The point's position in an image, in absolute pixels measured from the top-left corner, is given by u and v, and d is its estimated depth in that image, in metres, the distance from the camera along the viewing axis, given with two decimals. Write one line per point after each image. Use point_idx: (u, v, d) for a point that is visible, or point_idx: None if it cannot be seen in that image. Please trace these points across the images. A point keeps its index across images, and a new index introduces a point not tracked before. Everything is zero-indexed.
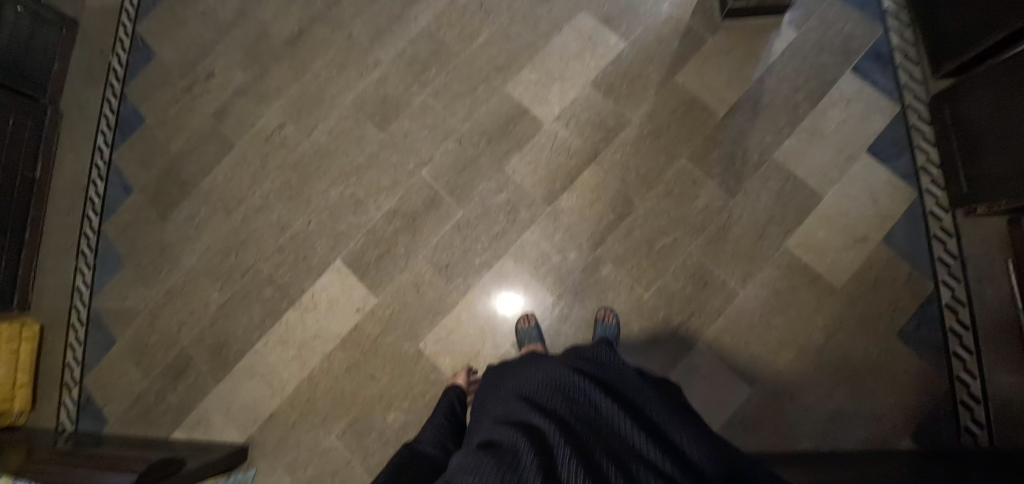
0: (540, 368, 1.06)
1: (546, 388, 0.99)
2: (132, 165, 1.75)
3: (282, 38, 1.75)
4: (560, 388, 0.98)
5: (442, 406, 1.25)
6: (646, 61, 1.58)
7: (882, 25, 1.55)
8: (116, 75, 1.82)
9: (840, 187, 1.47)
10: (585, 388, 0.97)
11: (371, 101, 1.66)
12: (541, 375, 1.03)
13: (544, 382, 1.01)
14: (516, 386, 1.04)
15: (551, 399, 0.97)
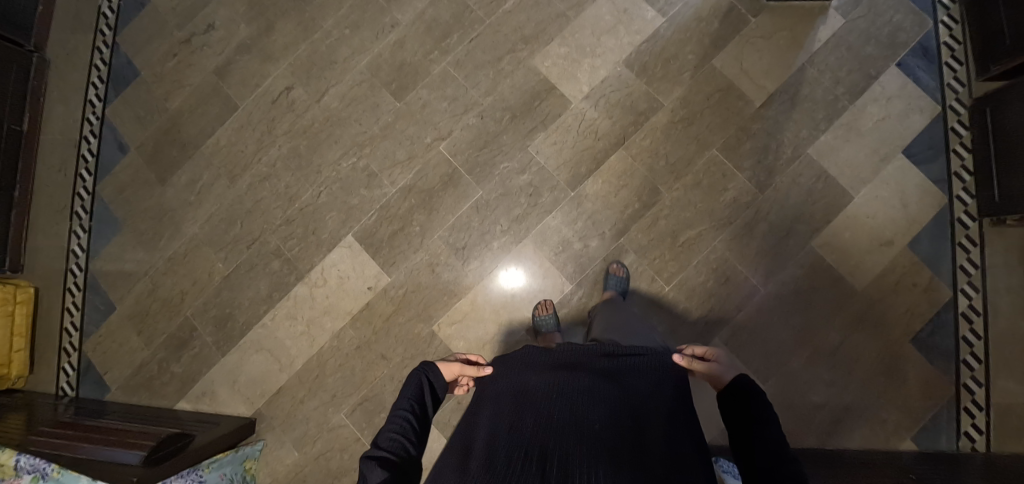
0: (535, 368, 0.99)
1: (539, 393, 0.93)
2: (128, 122, 1.66)
3: None
4: (554, 397, 0.91)
5: (407, 395, 0.98)
6: (683, 41, 1.49)
7: (932, 18, 1.49)
8: (106, 22, 1.72)
9: (870, 188, 1.44)
10: (582, 399, 0.90)
11: (387, 65, 1.55)
12: (536, 377, 0.96)
13: (539, 387, 0.94)
14: (507, 387, 0.96)
15: (544, 407, 0.90)
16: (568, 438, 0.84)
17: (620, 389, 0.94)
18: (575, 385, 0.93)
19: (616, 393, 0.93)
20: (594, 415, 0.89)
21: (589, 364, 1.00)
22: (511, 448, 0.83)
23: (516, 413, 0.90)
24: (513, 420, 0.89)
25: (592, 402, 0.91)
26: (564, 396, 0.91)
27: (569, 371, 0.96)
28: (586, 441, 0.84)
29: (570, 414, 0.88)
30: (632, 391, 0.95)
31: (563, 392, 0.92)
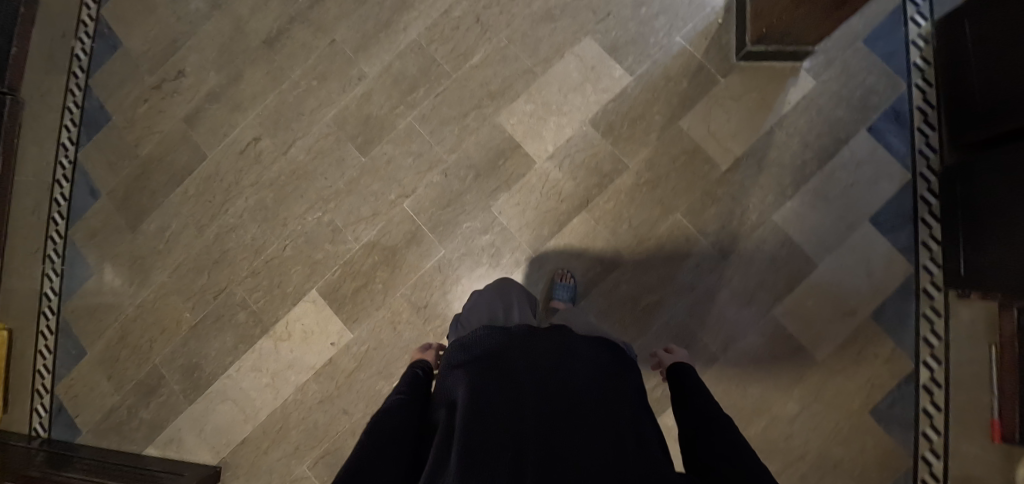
0: (505, 347, 1.00)
1: (516, 372, 0.94)
2: (99, 166, 1.67)
3: (260, 38, 1.62)
4: (529, 376, 0.94)
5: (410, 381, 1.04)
6: (651, 101, 1.47)
7: (906, 80, 1.46)
8: (80, 63, 1.73)
9: (835, 257, 1.42)
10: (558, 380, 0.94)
11: (353, 118, 1.55)
12: (510, 355, 0.98)
13: (520, 358, 0.97)
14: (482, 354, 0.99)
15: (527, 377, 0.93)
16: (547, 420, 0.88)
17: (588, 365, 0.99)
18: (548, 365, 0.97)
19: (585, 371, 0.97)
20: (570, 395, 0.92)
21: (558, 334, 1.03)
22: (500, 415, 0.87)
23: (494, 391, 0.91)
24: (495, 396, 0.90)
25: (566, 382, 0.94)
26: (538, 377, 0.94)
27: (539, 350, 0.99)
28: (565, 421, 0.88)
29: (548, 395, 0.91)
30: (598, 365, 1.00)
31: (537, 372, 0.95)
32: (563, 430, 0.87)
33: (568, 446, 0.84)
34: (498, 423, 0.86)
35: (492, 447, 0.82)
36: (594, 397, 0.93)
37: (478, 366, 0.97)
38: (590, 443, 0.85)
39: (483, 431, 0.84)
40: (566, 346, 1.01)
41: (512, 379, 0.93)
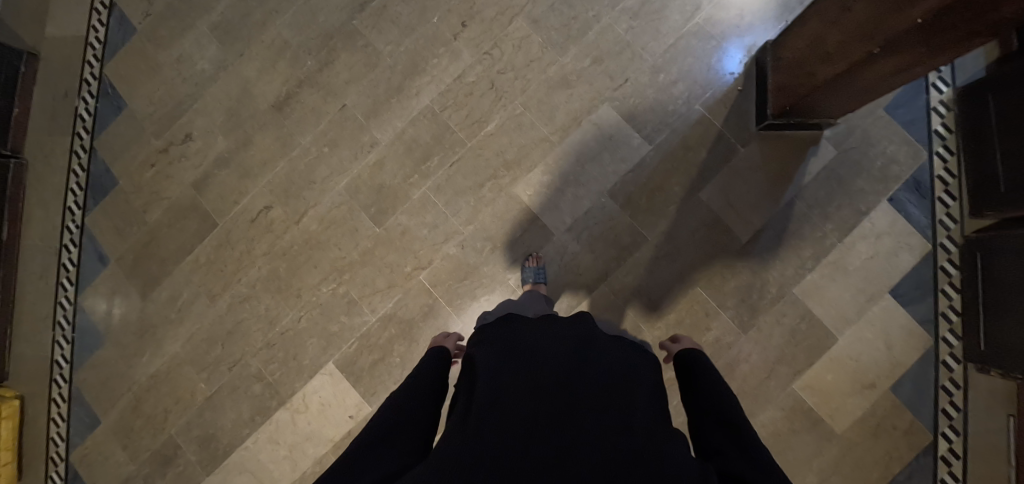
0: (528, 335, 1.03)
1: (537, 355, 0.96)
2: (107, 232, 1.64)
3: (268, 102, 1.59)
4: (547, 359, 0.95)
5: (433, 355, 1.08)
6: (670, 171, 1.45)
7: (927, 149, 1.45)
8: (83, 124, 1.69)
9: (855, 330, 1.42)
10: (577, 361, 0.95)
11: (366, 187, 1.52)
12: (532, 341, 1.01)
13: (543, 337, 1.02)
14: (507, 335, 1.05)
15: (545, 351, 0.98)
16: (563, 399, 0.89)
17: (609, 353, 1.00)
18: (568, 350, 0.98)
19: (605, 356, 0.99)
20: (589, 375, 0.93)
21: (581, 328, 1.06)
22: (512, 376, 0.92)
23: (512, 374, 0.93)
24: (513, 377, 0.92)
25: (586, 364, 0.96)
26: (557, 359, 0.96)
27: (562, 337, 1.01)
28: (580, 399, 0.89)
29: (566, 374, 0.93)
30: (618, 353, 1.02)
31: (557, 355, 0.96)
32: (576, 407, 0.88)
33: (582, 423, 0.85)
34: (512, 404, 0.87)
35: (505, 426, 0.84)
36: (614, 379, 0.94)
37: (500, 351, 1.00)
38: (603, 421, 0.86)
39: (495, 411, 0.87)
40: (589, 337, 1.03)
41: (532, 357, 0.96)
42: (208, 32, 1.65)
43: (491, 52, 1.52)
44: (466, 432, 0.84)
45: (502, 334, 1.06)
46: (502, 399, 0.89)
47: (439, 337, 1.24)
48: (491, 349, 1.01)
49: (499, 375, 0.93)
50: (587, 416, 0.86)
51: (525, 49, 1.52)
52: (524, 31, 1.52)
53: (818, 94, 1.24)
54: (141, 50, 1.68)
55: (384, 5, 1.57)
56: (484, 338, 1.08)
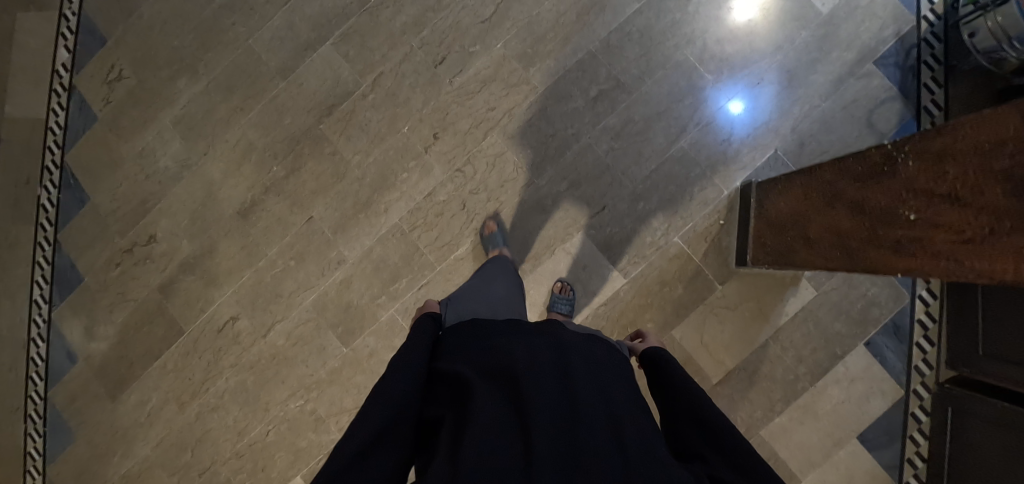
0: (513, 338, 0.98)
1: (521, 364, 0.90)
2: (75, 330, 1.62)
3: (233, 207, 1.54)
4: (531, 368, 0.90)
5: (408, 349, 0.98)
6: (644, 306, 1.41)
7: (910, 292, 1.41)
8: (47, 214, 1.65)
9: (820, 472, 1.40)
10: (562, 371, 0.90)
11: (333, 305, 1.49)
12: (512, 346, 0.94)
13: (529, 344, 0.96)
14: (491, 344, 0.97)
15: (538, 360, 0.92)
16: (555, 417, 0.84)
17: (591, 361, 0.96)
18: (552, 358, 0.93)
19: (587, 368, 0.94)
20: (575, 388, 0.88)
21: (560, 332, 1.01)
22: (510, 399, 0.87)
23: (496, 392, 0.88)
24: (505, 396, 0.87)
25: (570, 374, 0.91)
26: (541, 369, 0.90)
27: (544, 343, 0.95)
28: (569, 415, 0.85)
29: (555, 391, 0.87)
30: (599, 360, 0.98)
31: (539, 364, 0.91)
32: (567, 424, 0.84)
33: (573, 440, 0.81)
34: (499, 425, 0.83)
35: (493, 449, 0.79)
36: (600, 391, 0.90)
37: (482, 362, 0.94)
38: (597, 439, 0.83)
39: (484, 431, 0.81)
40: (567, 343, 0.98)
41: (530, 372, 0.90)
42: (170, 126, 1.58)
43: (463, 169, 1.45)
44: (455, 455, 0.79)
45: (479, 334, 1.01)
46: (491, 417, 0.84)
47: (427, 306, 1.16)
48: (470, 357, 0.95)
49: (483, 391, 0.88)
50: (580, 433, 0.82)
51: (499, 168, 1.44)
52: (499, 148, 1.44)
53: (797, 263, 1.13)
54: (102, 140, 1.62)
55: (353, 110, 1.50)
56: (458, 339, 1.01)
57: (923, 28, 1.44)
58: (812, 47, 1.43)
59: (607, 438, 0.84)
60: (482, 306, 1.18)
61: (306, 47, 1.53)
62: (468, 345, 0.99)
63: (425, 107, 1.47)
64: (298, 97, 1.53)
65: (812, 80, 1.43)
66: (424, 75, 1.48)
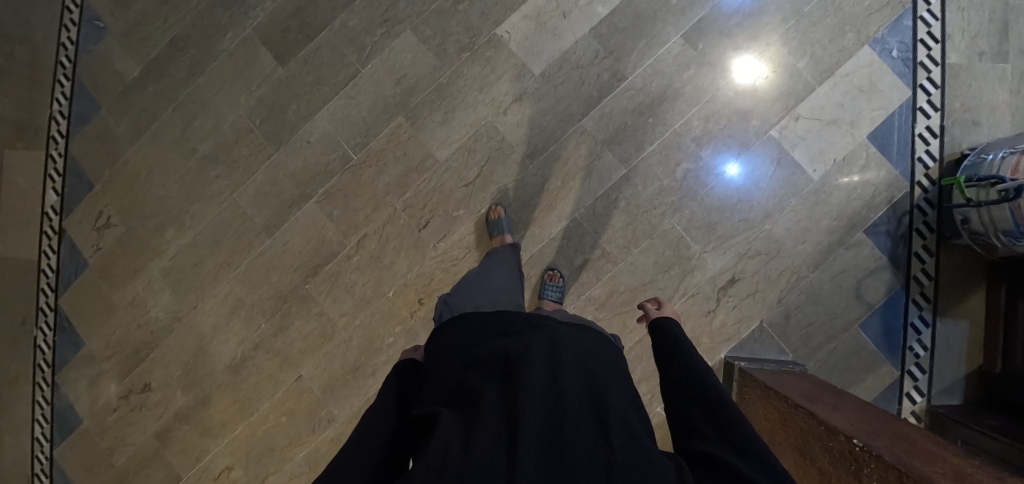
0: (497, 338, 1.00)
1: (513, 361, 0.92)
2: (76, 469, 1.63)
3: (224, 362, 1.55)
4: (522, 361, 0.91)
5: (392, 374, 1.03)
6: None
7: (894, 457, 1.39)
8: (43, 356, 1.67)
9: None
10: (553, 365, 0.91)
11: (325, 460, 1.51)
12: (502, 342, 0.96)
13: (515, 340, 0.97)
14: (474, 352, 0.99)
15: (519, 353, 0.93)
16: (544, 412, 0.85)
17: (585, 357, 0.96)
18: (544, 352, 0.94)
19: (580, 364, 0.95)
20: (566, 383, 0.89)
21: (547, 324, 1.02)
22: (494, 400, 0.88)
23: (487, 386, 0.91)
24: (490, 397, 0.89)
25: (562, 366, 0.92)
26: (530, 361, 0.91)
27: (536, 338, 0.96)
28: (559, 406, 0.86)
29: (545, 389, 0.88)
30: (594, 356, 0.98)
31: (529, 356, 0.92)
32: (554, 413, 0.85)
33: (561, 428, 0.83)
34: (489, 415, 0.85)
35: (482, 437, 0.81)
36: (589, 382, 0.92)
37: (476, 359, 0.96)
38: (583, 426, 0.84)
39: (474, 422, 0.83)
40: (560, 335, 0.98)
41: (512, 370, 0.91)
42: (160, 277, 1.59)
43: None
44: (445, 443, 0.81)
45: (473, 335, 1.03)
46: (482, 409, 0.86)
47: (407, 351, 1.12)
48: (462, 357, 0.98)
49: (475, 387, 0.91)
50: (567, 423, 0.83)
51: None
52: None
53: None
54: (95, 286, 1.64)
55: (338, 271, 1.50)
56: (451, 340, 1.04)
57: (918, 194, 1.41)
58: (803, 215, 1.41)
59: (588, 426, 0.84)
60: (482, 303, 1.19)
61: (290, 204, 1.52)
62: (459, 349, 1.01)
63: (410, 270, 1.47)
64: (283, 254, 1.52)
65: (800, 249, 1.41)
66: (408, 238, 1.47)
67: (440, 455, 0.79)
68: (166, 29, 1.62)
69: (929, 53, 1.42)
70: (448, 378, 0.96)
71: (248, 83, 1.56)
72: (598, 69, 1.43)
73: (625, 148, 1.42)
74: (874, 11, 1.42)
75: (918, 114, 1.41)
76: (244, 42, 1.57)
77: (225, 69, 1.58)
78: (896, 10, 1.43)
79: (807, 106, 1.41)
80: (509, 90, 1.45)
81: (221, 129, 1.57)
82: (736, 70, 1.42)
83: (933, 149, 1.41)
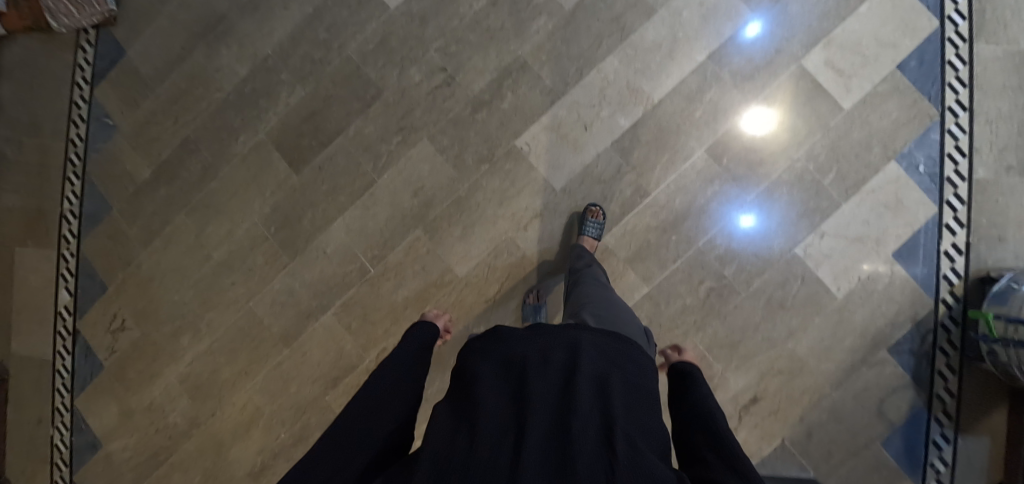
0: (513, 335, 0.95)
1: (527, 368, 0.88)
2: None
3: (244, 469, 1.54)
4: (536, 371, 0.87)
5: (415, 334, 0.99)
6: None
7: None
8: (60, 454, 1.63)
9: None
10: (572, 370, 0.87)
11: None
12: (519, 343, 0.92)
13: (531, 341, 0.93)
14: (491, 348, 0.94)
15: (533, 357, 0.90)
16: (551, 420, 0.81)
17: (609, 366, 0.92)
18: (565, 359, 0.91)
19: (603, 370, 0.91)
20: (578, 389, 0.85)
21: (570, 326, 0.97)
22: (500, 405, 0.84)
23: (499, 386, 0.88)
24: (497, 399, 0.85)
25: (576, 372, 0.87)
26: (548, 371, 0.88)
27: (554, 341, 0.92)
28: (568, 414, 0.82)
29: (556, 395, 0.85)
30: (620, 363, 0.93)
31: (544, 361, 0.89)
32: (564, 423, 0.81)
33: (574, 434, 0.79)
34: (500, 417, 0.82)
35: (488, 441, 0.79)
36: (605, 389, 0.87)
37: (495, 357, 0.93)
38: (591, 436, 0.79)
39: (482, 425, 0.80)
40: (581, 340, 0.94)
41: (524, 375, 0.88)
42: (177, 382, 1.58)
43: None
44: (451, 445, 0.79)
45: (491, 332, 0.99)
46: (488, 415, 0.82)
47: (431, 315, 1.23)
48: (480, 349, 0.95)
49: (487, 386, 0.88)
50: (580, 429, 0.79)
51: None
52: None
53: None
54: (111, 387, 1.62)
55: (358, 384, 1.49)
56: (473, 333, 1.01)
57: (942, 312, 1.40)
58: (826, 333, 1.40)
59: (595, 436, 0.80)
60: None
61: (308, 314, 1.51)
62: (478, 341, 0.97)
63: (430, 385, 1.46)
64: (301, 365, 1.52)
65: (823, 368, 1.40)
66: None
67: (443, 460, 0.77)
68: (177, 129, 1.59)
69: (956, 167, 1.40)
70: (464, 368, 0.94)
71: (263, 188, 1.54)
72: (620, 184, 1.41)
73: (648, 265, 1.40)
74: (901, 124, 1.40)
75: (945, 230, 1.40)
76: (257, 146, 1.55)
77: (238, 173, 1.55)
78: (924, 123, 1.40)
79: (831, 223, 1.39)
80: (530, 205, 1.43)
81: (235, 236, 1.55)
82: (744, 119, 1.40)
83: (958, 266, 1.40)
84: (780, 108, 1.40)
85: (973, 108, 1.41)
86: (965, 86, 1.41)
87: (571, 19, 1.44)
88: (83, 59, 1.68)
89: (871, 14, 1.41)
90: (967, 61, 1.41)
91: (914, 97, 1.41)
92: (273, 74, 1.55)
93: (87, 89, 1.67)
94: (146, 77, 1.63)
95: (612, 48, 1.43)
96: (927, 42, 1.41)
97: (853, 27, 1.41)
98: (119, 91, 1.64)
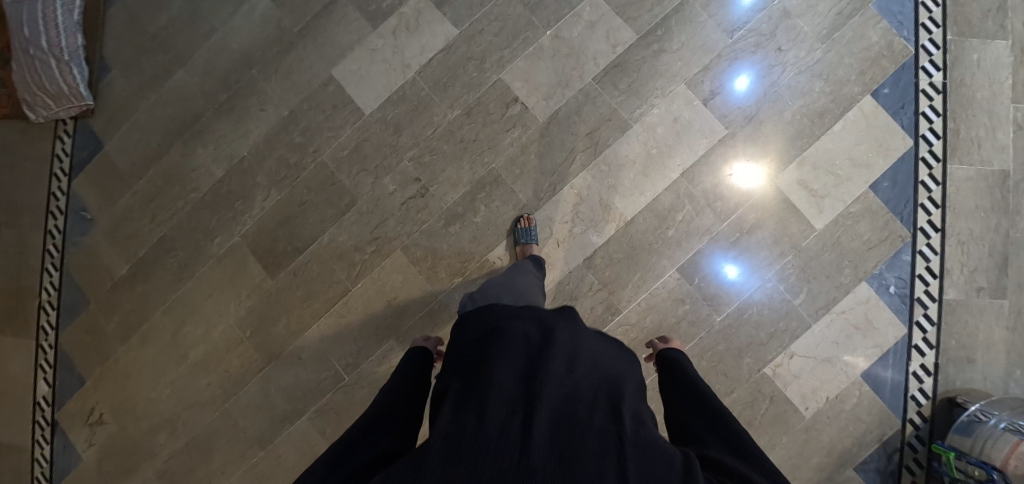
0: (517, 320, 1.00)
1: (532, 353, 0.93)
2: None
3: None
4: (542, 355, 0.92)
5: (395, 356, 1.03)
6: None
7: None
8: None
9: None
10: (571, 360, 0.92)
11: None
12: (523, 330, 0.98)
13: (534, 330, 0.98)
14: (494, 330, 0.99)
15: (536, 345, 0.95)
16: (558, 397, 0.86)
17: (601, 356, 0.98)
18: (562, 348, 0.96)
19: (597, 361, 0.96)
20: (580, 378, 0.91)
21: (569, 319, 1.04)
22: (507, 384, 0.88)
23: (503, 365, 0.92)
24: (504, 378, 0.89)
25: (578, 361, 0.93)
26: (552, 354, 0.93)
27: (557, 330, 0.98)
28: (573, 397, 0.87)
29: (561, 376, 0.90)
30: (610, 358, 1.00)
31: (548, 347, 0.94)
32: (570, 403, 0.86)
33: (577, 412, 0.84)
34: (505, 394, 0.86)
35: (497, 414, 0.82)
36: (604, 379, 0.93)
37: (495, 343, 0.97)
38: (596, 414, 0.84)
39: (492, 402, 0.84)
40: (580, 334, 1.00)
41: (528, 359, 0.93)
42: (154, 477, 1.57)
43: None
44: (459, 418, 0.82)
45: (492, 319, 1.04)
46: (497, 393, 0.86)
47: (420, 340, 1.09)
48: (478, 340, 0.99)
49: (493, 366, 0.92)
50: (582, 408, 0.84)
51: None
52: None
53: None
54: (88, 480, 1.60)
55: None
56: (468, 321, 1.05)
57: (909, 431, 1.40)
58: (793, 452, 1.39)
59: (598, 415, 0.84)
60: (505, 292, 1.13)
61: (283, 417, 1.52)
62: (476, 331, 1.01)
63: None
64: (276, 467, 1.51)
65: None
66: None
67: (455, 429, 0.80)
68: (154, 227, 1.60)
69: (926, 288, 1.41)
70: (468, 353, 0.98)
71: (238, 291, 1.54)
72: (592, 301, 1.41)
73: None
74: (872, 245, 1.40)
75: (913, 352, 1.40)
76: (233, 247, 1.55)
77: (214, 274, 1.56)
78: (895, 244, 1.40)
79: (801, 344, 1.40)
80: None
81: (211, 337, 1.55)
82: (737, 176, 1.41)
83: (926, 386, 1.40)
84: (761, 217, 1.41)
85: (946, 229, 1.41)
86: (937, 206, 1.41)
87: (545, 133, 1.44)
88: (61, 150, 1.67)
89: (844, 134, 1.41)
90: (940, 181, 1.41)
91: (886, 218, 1.41)
92: (249, 176, 1.55)
93: (64, 182, 1.67)
94: (124, 172, 1.63)
95: (585, 163, 1.43)
96: (901, 162, 1.41)
97: (827, 146, 1.41)
98: (96, 186, 1.64)
